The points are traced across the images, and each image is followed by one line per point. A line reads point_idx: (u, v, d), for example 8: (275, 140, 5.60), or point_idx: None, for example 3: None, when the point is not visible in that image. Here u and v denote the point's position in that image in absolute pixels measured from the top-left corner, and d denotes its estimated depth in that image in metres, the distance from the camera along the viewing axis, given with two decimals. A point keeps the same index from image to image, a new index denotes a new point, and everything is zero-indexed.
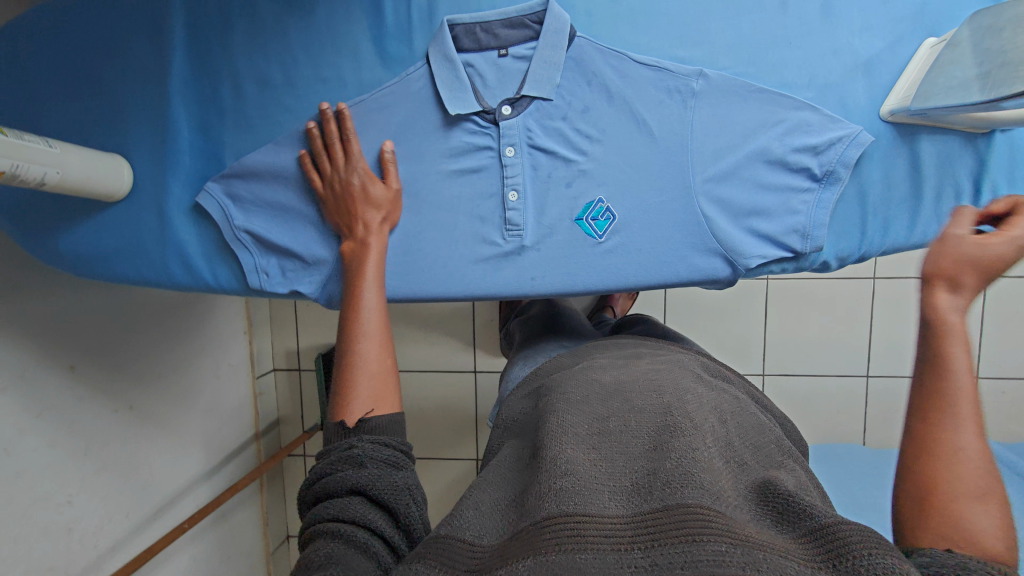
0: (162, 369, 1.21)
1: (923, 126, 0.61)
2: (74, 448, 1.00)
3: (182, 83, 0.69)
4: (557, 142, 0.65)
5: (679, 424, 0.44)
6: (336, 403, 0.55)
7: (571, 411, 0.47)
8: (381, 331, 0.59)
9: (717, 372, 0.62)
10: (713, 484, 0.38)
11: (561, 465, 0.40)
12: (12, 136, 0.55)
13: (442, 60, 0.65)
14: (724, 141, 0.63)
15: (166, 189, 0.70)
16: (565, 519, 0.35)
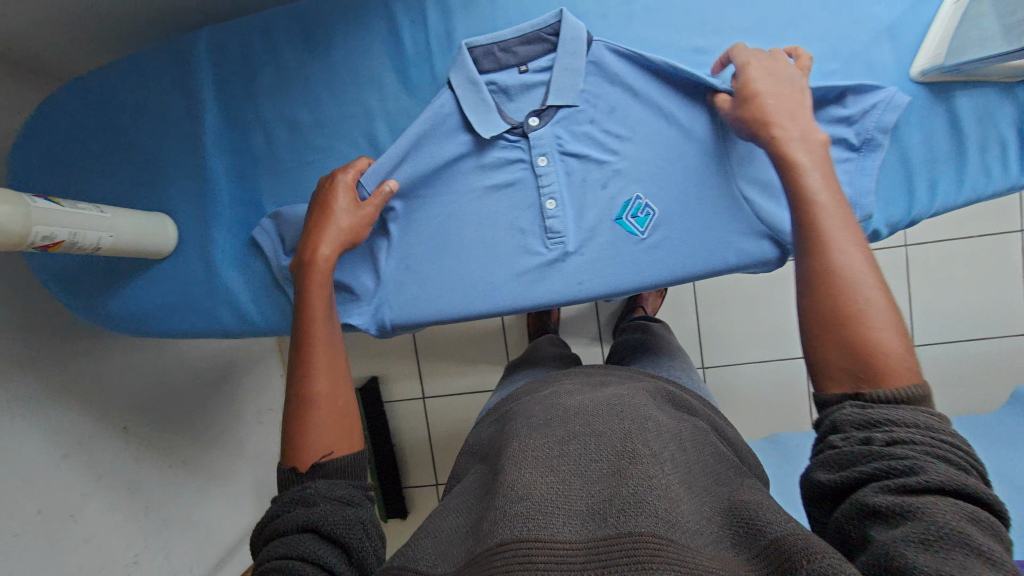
0: (211, 420, 1.20)
1: (955, 83, 0.61)
2: (135, 509, 1.01)
3: (215, 136, 0.71)
4: (587, 145, 0.66)
5: (638, 446, 0.44)
6: (289, 445, 0.53)
7: (533, 434, 0.47)
8: (332, 365, 0.58)
9: (683, 390, 0.62)
10: (669, 507, 0.38)
11: (517, 490, 0.40)
12: (65, 206, 0.57)
13: (466, 84, 0.65)
14: None
15: (209, 240, 0.72)
16: (516, 546, 0.36)
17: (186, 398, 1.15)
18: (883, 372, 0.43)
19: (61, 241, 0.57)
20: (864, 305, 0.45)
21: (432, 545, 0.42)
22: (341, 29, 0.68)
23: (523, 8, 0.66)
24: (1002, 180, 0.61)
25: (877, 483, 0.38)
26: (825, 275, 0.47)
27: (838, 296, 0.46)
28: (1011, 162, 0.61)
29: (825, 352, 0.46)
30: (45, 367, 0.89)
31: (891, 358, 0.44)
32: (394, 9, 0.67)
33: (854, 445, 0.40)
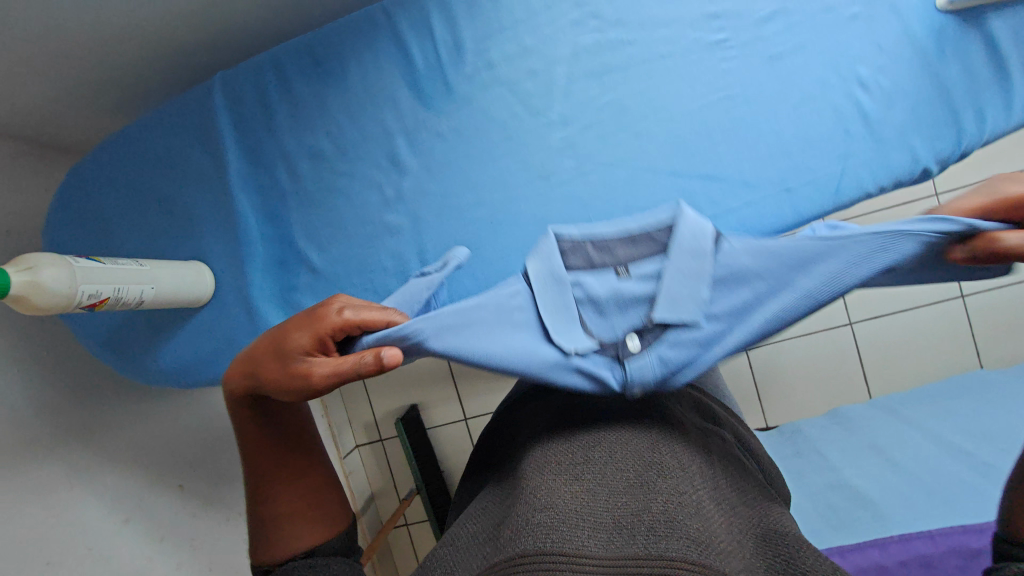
0: None
1: (987, 7, 0.58)
2: (198, 567, 1.00)
3: (240, 178, 0.71)
4: (692, 352, 0.39)
5: (672, 454, 0.39)
6: (260, 541, 0.46)
7: (554, 430, 0.43)
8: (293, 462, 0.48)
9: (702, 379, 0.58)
10: (711, 528, 0.33)
11: (537, 496, 0.36)
12: (105, 262, 0.57)
13: (548, 283, 0.42)
14: (781, 80, 0.62)
15: (247, 281, 0.72)
16: (533, 563, 0.31)
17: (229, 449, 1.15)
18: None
19: (107, 297, 0.57)
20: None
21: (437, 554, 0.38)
22: (351, 54, 0.68)
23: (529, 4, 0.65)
24: None
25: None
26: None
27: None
28: None
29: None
30: (98, 433, 0.89)
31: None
32: (400, 26, 0.67)
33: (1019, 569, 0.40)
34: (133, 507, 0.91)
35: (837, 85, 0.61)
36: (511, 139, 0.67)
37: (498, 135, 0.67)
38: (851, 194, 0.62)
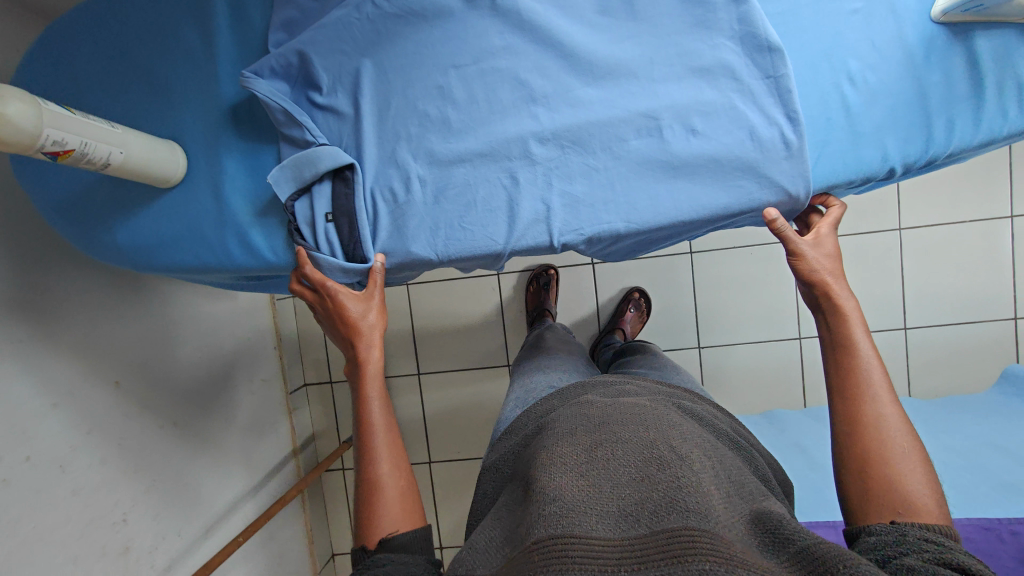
0: (188, 379, 1.27)
1: (976, 23, 0.61)
2: (123, 467, 1.06)
3: (229, 62, 0.70)
4: None
5: (663, 455, 0.56)
6: (363, 524, 0.62)
7: (561, 445, 0.60)
8: (394, 450, 0.66)
9: (710, 413, 0.79)
10: (699, 503, 0.49)
11: (555, 493, 0.53)
12: (77, 113, 0.56)
13: None
14: (753, 61, 0.63)
15: (220, 169, 0.71)
16: (561, 539, 0.47)
17: (199, 378, 1.31)
18: (915, 512, 0.52)
19: (72, 149, 0.55)
20: (908, 455, 0.55)
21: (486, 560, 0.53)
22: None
23: None
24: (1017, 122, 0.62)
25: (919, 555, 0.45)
26: (872, 414, 0.58)
27: (876, 441, 0.56)
28: None
29: (868, 483, 0.55)
30: (33, 313, 0.90)
31: (928, 504, 0.52)
32: None
33: (889, 535, 0.49)
34: (66, 393, 0.95)
35: (826, 73, 0.63)
36: (483, 71, 0.67)
37: (474, 68, 0.67)
38: (823, 182, 0.64)
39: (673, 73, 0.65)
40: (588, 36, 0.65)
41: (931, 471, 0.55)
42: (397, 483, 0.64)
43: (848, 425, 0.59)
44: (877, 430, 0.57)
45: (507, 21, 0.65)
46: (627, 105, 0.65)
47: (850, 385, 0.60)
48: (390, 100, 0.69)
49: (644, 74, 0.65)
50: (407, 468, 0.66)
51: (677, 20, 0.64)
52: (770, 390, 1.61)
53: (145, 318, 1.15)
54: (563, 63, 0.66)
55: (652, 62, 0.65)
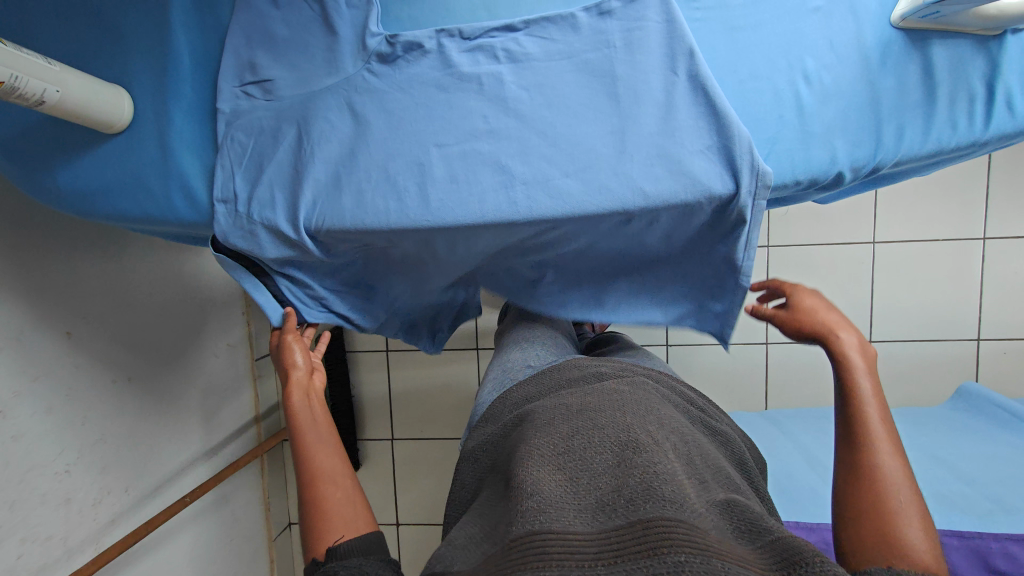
0: (147, 338, 1.26)
1: (933, 30, 0.60)
2: (70, 418, 1.05)
3: (183, 9, 0.67)
4: None
5: (638, 442, 0.56)
6: (312, 542, 0.65)
7: (540, 436, 0.60)
8: (333, 461, 0.72)
9: (681, 400, 0.81)
10: (676, 491, 0.50)
11: (532, 487, 0.51)
12: (10, 46, 0.54)
13: None
14: (704, 124, 0.63)
15: (169, 121, 0.69)
16: (541, 535, 0.46)
17: (162, 335, 1.31)
18: (912, 563, 0.53)
19: (2, 82, 0.54)
20: (907, 507, 0.56)
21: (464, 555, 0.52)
22: (313, 38, 0.67)
23: None
24: (966, 135, 0.61)
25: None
26: (868, 465, 0.60)
27: (876, 489, 0.58)
28: (977, 117, 0.61)
29: (855, 528, 0.58)
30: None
31: (924, 554, 0.54)
32: None
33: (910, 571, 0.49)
34: (14, 337, 0.94)
35: (794, 123, 0.63)
36: (439, 87, 0.66)
37: (429, 90, 0.66)
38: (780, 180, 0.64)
39: (653, 172, 0.64)
40: (573, 124, 0.65)
41: (933, 530, 0.56)
42: (341, 491, 0.69)
43: (847, 475, 0.61)
44: (871, 480, 0.59)
45: (482, 57, 0.65)
46: (601, 202, 0.65)
47: (853, 433, 0.63)
48: (367, 172, 0.68)
49: (614, 148, 0.65)
50: (349, 486, 0.70)
51: (637, 65, 0.63)
52: (731, 391, 1.63)
53: (105, 271, 1.14)
54: (545, 152, 0.66)
55: (631, 156, 0.65)
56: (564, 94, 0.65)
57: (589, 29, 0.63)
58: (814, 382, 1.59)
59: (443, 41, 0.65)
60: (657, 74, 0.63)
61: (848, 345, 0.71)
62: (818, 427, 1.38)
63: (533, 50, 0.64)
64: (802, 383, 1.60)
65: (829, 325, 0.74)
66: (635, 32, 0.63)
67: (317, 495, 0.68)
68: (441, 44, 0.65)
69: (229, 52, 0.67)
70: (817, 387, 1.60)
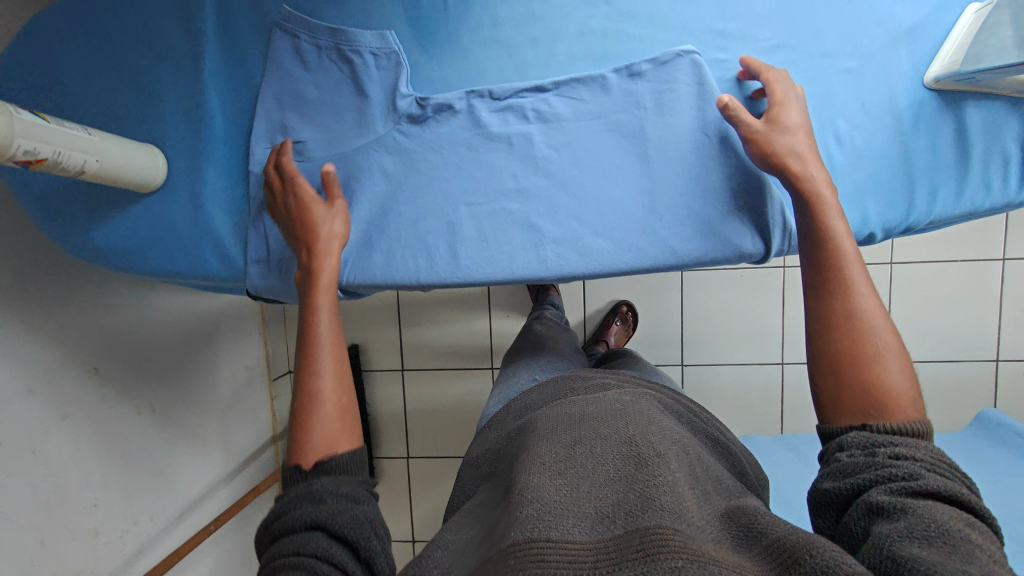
0: (170, 367, 1.28)
1: (967, 92, 0.60)
2: (98, 452, 1.07)
3: (215, 70, 0.68)
4: None
5: (643, 455, 0.53)
6: (295, 442, 0.58)
7: (543, 447, 0.57)
8: (337, 365, 0.63)
9: (687, 411, 0.76)
10: (675, 503, 0.47)
11: (532, 495, 0.49)
12: (52, 122, 0.55)
13: None
14: (734, 185, 0.64)
15: (201, 179, 0.70)
16: (536, 541, 0.44)
17: (173, 342, 1.29)
18: (891, 409, 0.50)
19: (45, 158, 0.55)
20: (885, 353, 0.51)
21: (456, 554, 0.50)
22: (341, 99, 0.68)
23: None
24: (1000, 196, 0.61)
25: (881, 486, 0.45)
26: (846, 312, 0.53)
27: (852, 338, 0.53)
28: (1011, 179, 0.61)
29: (834, 384, 0.52)
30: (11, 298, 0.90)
31: (903, 399, 0.50)
32: None
33: (861, 456, 0.48)
34: (44, 378, 0.96)
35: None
36: (468, 146, 0.67)
37: (458, 150, 0.67)
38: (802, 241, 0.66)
39: (683, 232, 0.65)
40: (603, 182, 0.65)
41: (908, 361, 0.52)
42: (329, 398, 0.60)
43: (819, 323, 0.55)
44: (847, 330, 0.53)
45: (511, 117, 0.65)
46: (629, 260, 0.65)
47: (825, 280, 0.55)
48: (397, 231, 0.69)
49: (643, 207, 0.65)
50: (343, 386, 0.62)
51: (668, 125, 0.64)
52: (747, 412, 1.62)
53: (130, 305, 1.16)
54: (573, 211, 0.66)
55: (661, 216, 0.65)
56: (593, 154, 0.65)
57: (620, 90, 0.64)
58: None
59: (474, 102, 0.65)
60: (687, 134, 0.63)
61: (816, 181, 0.57)
62: None
63: (563, 110, 0.65)
64: None
65: (779, 158, 0.57)
66: (666, 93, 0.63)
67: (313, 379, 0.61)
68: (471, 105, 0.65)
69: (262, 114, 0.68)
70: None
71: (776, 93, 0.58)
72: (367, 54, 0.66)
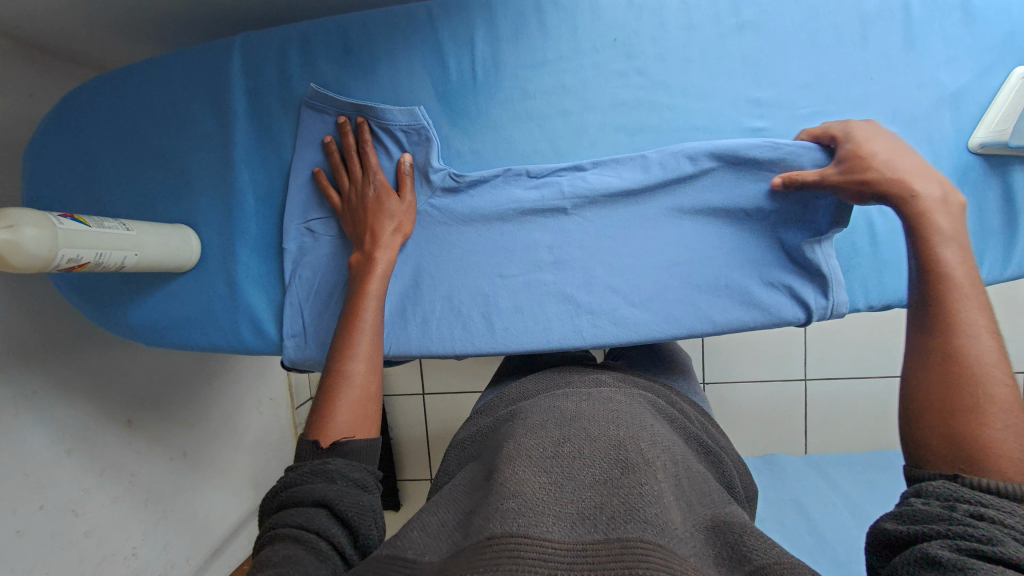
0: (200, 408, 1.28)
1: (1014, 156, 0.59)
2: (134, 502, 1.08)
3: (245, 149, 0.68)
4: None
5: (633, 458, 0.42)
6: (318, 419, 0.56)
7: (527, 435, 0.45)
8: (371, 353, 0.61)
9: (681, 412, 0.63)
10: (662, 514, 0.37)
11: (511, 486, 0.38)
12: (94, 224, 0.55)
13: None
14: (774, 256, 0.63)
15: (235, 258, 0.70)
16: (506, 540, 0.34)
17: (180, 363, 1.23)
18: (990, 466, 0.43)
19: (87, 262, 0.55)
20: (992, 398, 0.44)
21: (422, 537, 0.39)
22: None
23: (577, 40, 0.63)
24: None
25: (945, 541, 0.38)
26: (949, 346, 0.47)
27: (952, 377, 0.46)
28: None
29: (928, 424, 0.46)
30: (39, 361, 0.91)
31: (1006, 459, 0.43)
32: (441, 34, 0.64)
33: (936, 507, 0.41)
34: (79, 436, 0.98)
35: (868, 252, 0.64)
36: (504, 221, 0.66)
37: (493, 225, 0.66)
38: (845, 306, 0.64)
39: (720, 302, 0.64)
40: (639, 252, 0.65)
41: None
42: (360, 387, 0.58)
43: (918, 358, 0.49)
44: (948, 367, 0.46)
45: (544, 190, 0.65)
46: (667, 330, 0.64)
47: (930, 313, 0.49)
48: (431, 303, 0.68)
49: (682, 277, 0.64)
50: (375, 372, 0.60)
51: (705, 198, 0.63)
52: (770, 432, 1.57)
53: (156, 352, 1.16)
54: (609, 282, 0.65)
55: (700, 288, 0.64)
56: (630, 227, 0.65)
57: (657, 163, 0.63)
58: (858, 422, 1.55)
59: (509, 178, 0.65)
60: (726, 207, 0.63)
61: (928, 204, 0.51)
62: (865, 476, 1.31)
63: (596, 183, 0.64)
64: (844, 422, 1.55)
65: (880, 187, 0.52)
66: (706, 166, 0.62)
67: (348, 357, 0.59)
68: (507, 180, 0.65)
69: (295, 193, 0.68)
70: (859, 426, 1.55)
71: (835, 132, 0.57)
72: (398, 132, 0.65)
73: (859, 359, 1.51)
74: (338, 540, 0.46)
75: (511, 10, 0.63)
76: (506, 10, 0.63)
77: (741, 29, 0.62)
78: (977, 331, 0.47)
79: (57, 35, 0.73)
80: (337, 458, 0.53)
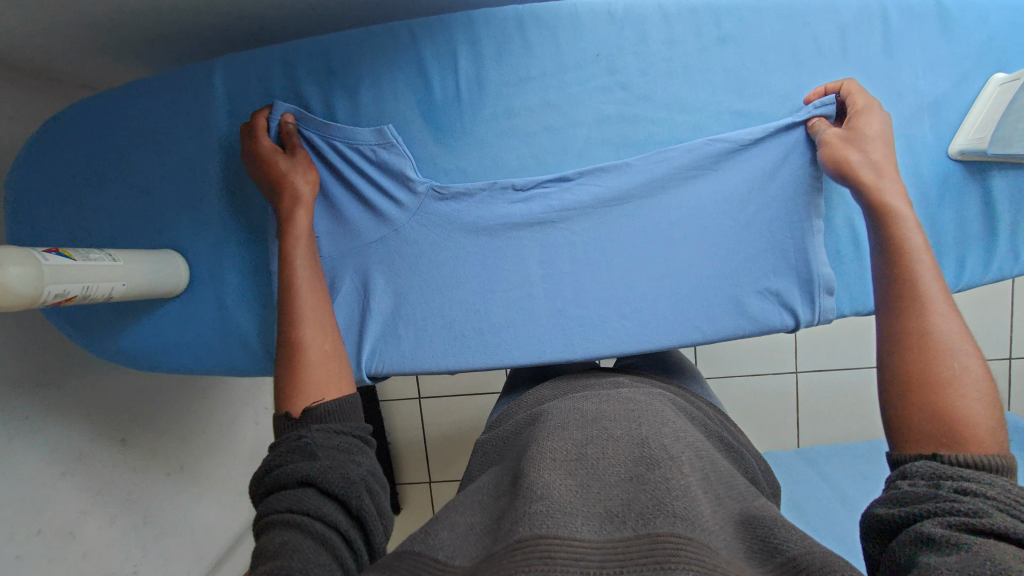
0: (197, 421, 1.28)
1: (993, 162, 0.61)
2: (132, 521, 1.08)
3: (232, 172, 0.68)
4: None
5: (658, 455, 0.41)
6: (284, 394, 0.55)
7: (550, 438, 0.45)
8: (320, 315, 0.59)
9: (702, 410, 0.63)
10: (690, 508, 0.37)
11: (538, 488, 0.38)
12: (79, 257, 0.55)
13: None
14: (763, 264, 0.64)
15: (225, 281, 0.70)
16: (537, 540, 0.33)
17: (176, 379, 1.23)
18: (965, 441, 0.43)
19: (74, 295, 0.55)
20: (962, 375, 0.45)
21: (451, 538, 0.39)
22: (346, 190, 0.67)
23: (561, 55, 0.63)
24: None
25: (936, 519, 0.37)
26: (917, 327, 0.48)
27: (924, 357, 0.46)
28: None
29: (907, 404, 0.46)
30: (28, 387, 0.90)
31: (981, 430, 0.44)
32: (424, 52, 0.63)
33: (921, 488, 0.41)
34: (73, 459, 0.97)
35: (852, 258, 0.65)
36: (493, 237, 0.66)
37: (482, 241, 0.66)
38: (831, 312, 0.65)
39: (710, 312, 0.64)
40: (629, 262, 0.65)
41: (994, 396, 0.45)
42: (314, 349, 0.57)
43: (886, 344, 0.49)
44: (919, 347, 0.47)
45: (530, 205, 0.65)
46: (660, 339, 0.65)
47: (896, 298, 0.50)
48: (424, 320, 0.68)
49: (673, 285, 0.65)
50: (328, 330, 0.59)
51: (691, 207, 0.63)
52: (762, 424, 1.59)
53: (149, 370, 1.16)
54: (600, 296, 0.66)
55: (691, 298, 0.64)
56: (617, 239, 0.65)
57: (642, 175, 0.63)
58: (849, 412, 1.57)
59: (495, 192, 0.65)
60: (713, 217, 0.63)
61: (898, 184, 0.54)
62: (856, 467, 1.33)
63: (579, 197, 0.65)
64: (834, 413, 1.57)
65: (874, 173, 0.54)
66: (693, 176, 0.63)
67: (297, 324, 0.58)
68: (493, 195, 0.65)
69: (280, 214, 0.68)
70: (851, 416, 1.57)
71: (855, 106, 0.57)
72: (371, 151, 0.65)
73: (849, 350, 1.53)
74: (332, 517, 0.44)
75: (493, 28, 0.63)
76: (488, 27, 0.63)
77: (723, 41, 0.62)
78: (933, 312, 0.48)
79: (37, 62, 0.73)
80: (314, 430, 0.51)
